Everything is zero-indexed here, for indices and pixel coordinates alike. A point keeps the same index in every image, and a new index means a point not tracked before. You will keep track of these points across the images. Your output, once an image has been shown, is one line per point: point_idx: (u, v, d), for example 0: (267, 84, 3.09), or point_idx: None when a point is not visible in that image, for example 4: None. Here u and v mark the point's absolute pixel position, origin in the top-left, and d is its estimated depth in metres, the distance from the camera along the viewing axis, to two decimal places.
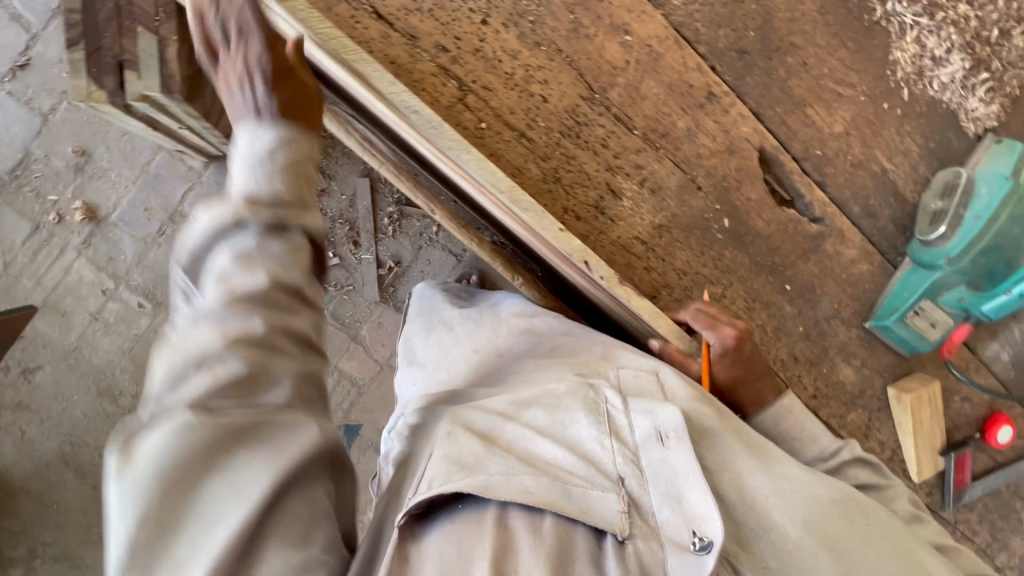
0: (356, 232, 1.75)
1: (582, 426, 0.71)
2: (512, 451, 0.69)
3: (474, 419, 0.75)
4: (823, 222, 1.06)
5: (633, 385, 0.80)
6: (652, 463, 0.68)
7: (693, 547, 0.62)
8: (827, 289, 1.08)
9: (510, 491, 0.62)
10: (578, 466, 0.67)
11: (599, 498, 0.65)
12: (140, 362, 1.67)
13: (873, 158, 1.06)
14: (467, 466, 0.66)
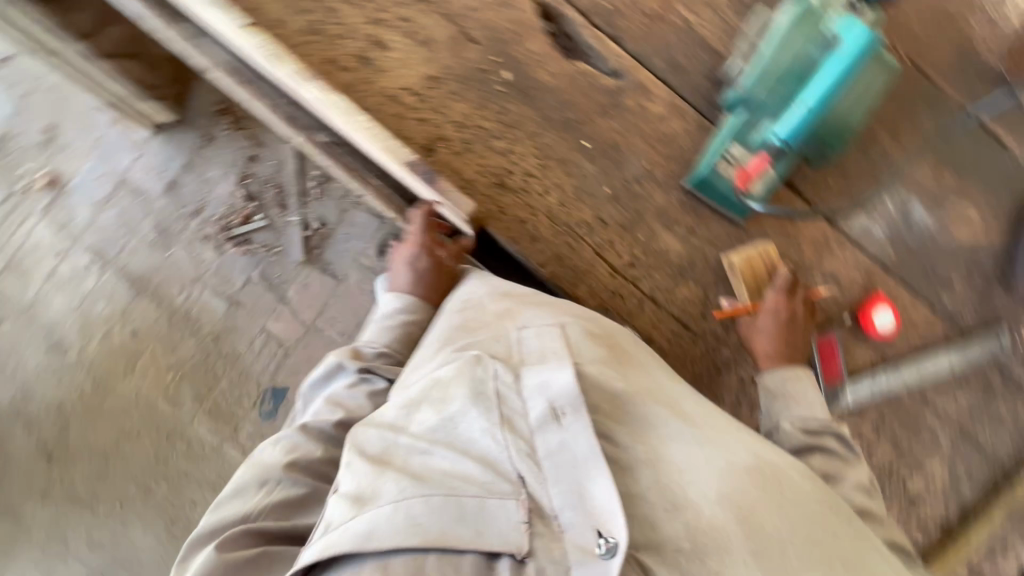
0: (284, 194, 2.06)
1: (473, 421, 0.64)
2: (405, 472, 0.62)
3: (368, 440, 0.66)
4: (621, 76, 1.01)
5: (535, 347, 0.74)
6: (549, 448, 0.61)
7: (600, 549, 0.54)
8: (634, 148, 1.01)
9: (399, 531, 0.56)
10: (474, 469, 0.61)
11: (499, 509, 0.58)
12: (86, 318, 2.06)
13: (672, 10, 1.01)
14: (363, 499, 0.60)
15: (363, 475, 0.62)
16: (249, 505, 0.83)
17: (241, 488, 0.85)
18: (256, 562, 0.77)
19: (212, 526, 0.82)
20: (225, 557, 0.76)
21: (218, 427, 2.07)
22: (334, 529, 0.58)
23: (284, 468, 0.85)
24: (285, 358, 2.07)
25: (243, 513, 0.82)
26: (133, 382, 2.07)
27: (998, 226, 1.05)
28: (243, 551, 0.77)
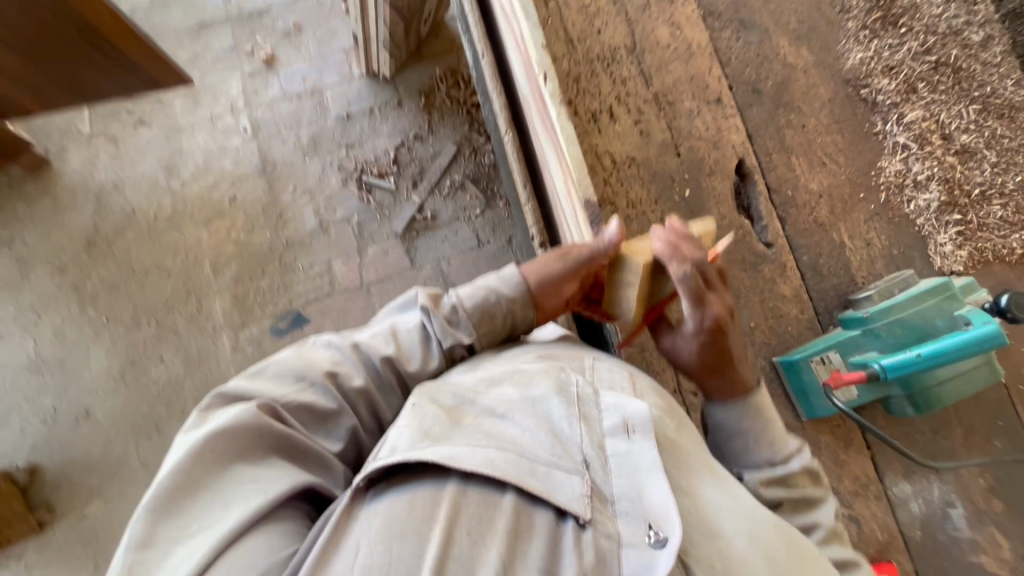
0: (422, 176, 2.26)
1: (552, 407, 0.64)
2: (477, 425, 0.62)
3: (441, 391, 0.66)
4: (771, 248, 1.15)
5: (603, 380, 0.70)
6: (616, 452, 0.61)
7: (648, 540, 0.54)
8: (749, 305, 1.12)
9: (478, 461, 0.57)
10: (544, 444, 0.60)
11: (567, 480, 0.58)
12: (208, 163, 2.26)
13: (836, 228, 1.17)
14: (433, 436, 0.59)
15: (436, 416, 0.61)
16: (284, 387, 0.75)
17: (280, 371, 0.76)
18: (284, 450, 0.71)
19: (240, 394, 0.73)
20: (263, 421, 0.68)
21: (233, 313, 2.14)
22: (402, 451, 0.57)
23: (327, 372, 0.77)
24: (326, 296, 2.16)
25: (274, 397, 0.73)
26: (199, 234, 2.20)
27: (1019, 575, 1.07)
28: (277, 428, 0.70)
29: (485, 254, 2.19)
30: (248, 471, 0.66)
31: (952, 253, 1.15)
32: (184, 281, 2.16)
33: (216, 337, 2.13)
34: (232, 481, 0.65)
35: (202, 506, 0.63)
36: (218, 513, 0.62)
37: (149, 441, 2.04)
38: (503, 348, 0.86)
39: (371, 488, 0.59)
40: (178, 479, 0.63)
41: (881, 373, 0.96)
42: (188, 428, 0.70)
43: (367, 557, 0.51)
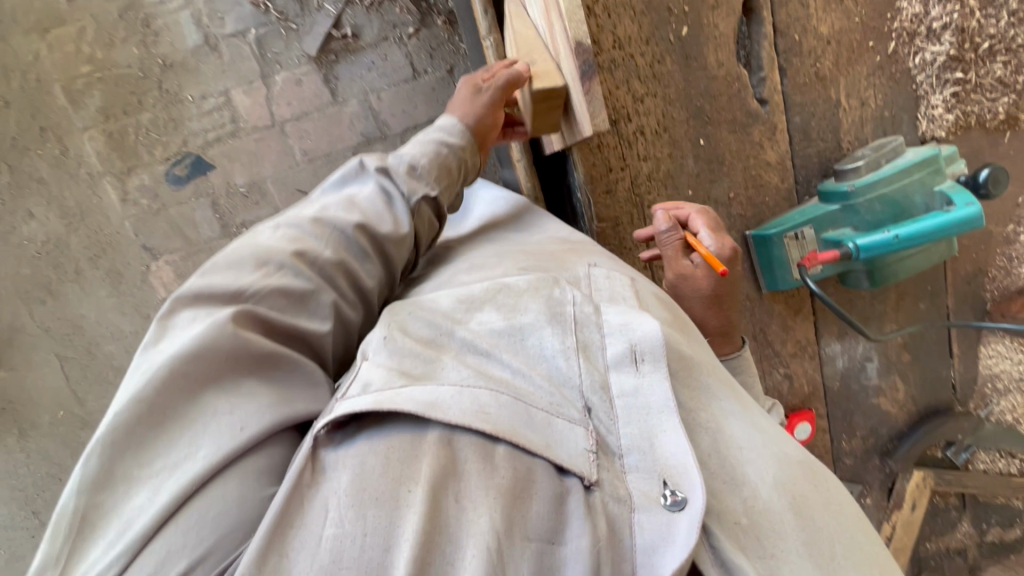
0: None
1: (544, 338, 0.57)
2: (458, 362, 0.55)
3: (413, 323, 0.59)
4: (764, 106, 1.01)
5: (599, 295, 0.65)
6: (624, 391, 0.54)
7: (664, 501, 0.48)
8: (732, 174, 1.02)
9: (463, 413, 0.49)
10: (539, 388, 0.53)
11: (566, 431, 0.51)
12: None
13: (835, 84, 1.03)
14: (410, 375, 0.52)
15: (414, 353, 0.54)
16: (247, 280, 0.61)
17: (239, 263, 0.63)
18: (261, 365, 0.56)
19: (201, 294, 0.59)
20: (239, 333, 0.55)
21: (111, 156, 1.75)
22: (374, 393, 0.49)
23: (294, 253, 0.65)
24: (229, 137, 1.79)
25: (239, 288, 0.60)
26: (35, 47, 1.66)
27: (903, 410, 1.26)
28: (252, 336, 0.56)
29: (423, 89, 1.83)
30: (223, 396, 0.52)
31: (939, 117, 1.08)
32: (32, 112, 1.69)
33: (95, 186, 1.76)
34: (197, 407, 0.51)
35: (164, 440, 0.50)
36: (185, 449, 0.49)
37: (46, 306, 1.82)
38: (484, 262, 0.73)
39: (341, 434, 0.49)
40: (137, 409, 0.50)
41: (854, 252, 0.94)
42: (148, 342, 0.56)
43: (338, 523, 0.43)
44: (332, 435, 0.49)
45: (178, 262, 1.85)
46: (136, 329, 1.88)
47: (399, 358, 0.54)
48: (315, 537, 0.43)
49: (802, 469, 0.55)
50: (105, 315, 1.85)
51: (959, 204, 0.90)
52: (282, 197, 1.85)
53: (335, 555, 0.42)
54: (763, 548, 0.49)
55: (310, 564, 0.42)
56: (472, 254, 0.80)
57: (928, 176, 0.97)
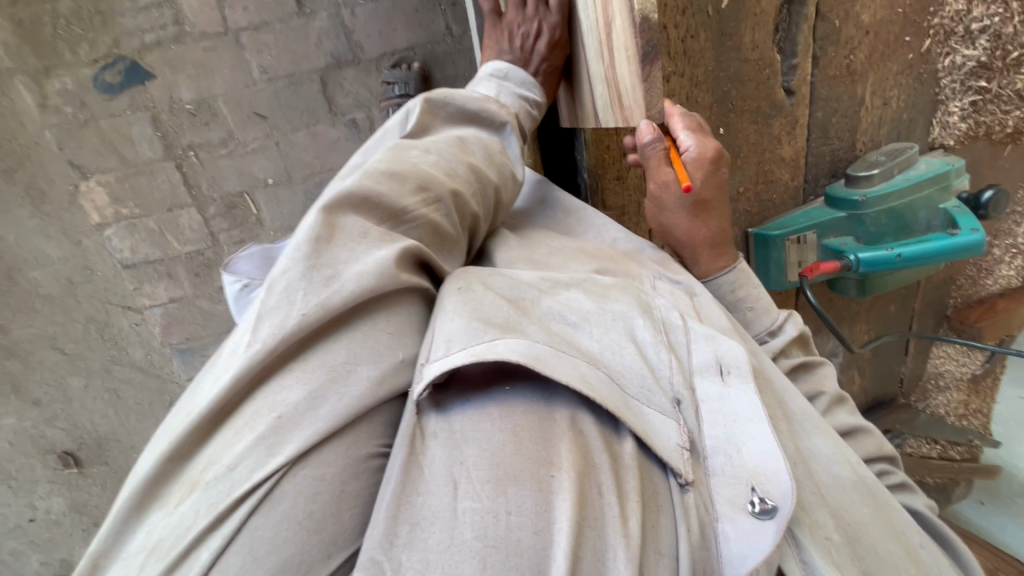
0: None
1: (637, 327, 0.54)
2: (547, 332, 0.50)
3: (496, 282, 0.54)
4: (790, 98, 0.94)
5: (669, 300, 0.62)
6: (708, 401, 0.51)
7: (751, 508, 0.45)
8: (745, 166, 0.97)
9: (571, 378, 0.45)
10: (636, 372, 0.50)
11: (662, 423, 0.48)
12: None
13: (864, 79, 0.97)
14: (501, 326, 0.48)
15: (499, 308, 0.50)
16: (406, 195, 0.56)
17: (398, 174, 0.57)
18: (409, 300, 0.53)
19: (368, 198, 0.53)
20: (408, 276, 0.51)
21: (23, 51, 1.46)
22: (461, 348, 0.45)
23: (451, 191, 0.60)
24: (171, 43, 1.53)
25: (400, 205, 0.55)
26: None
27: (854, 400, 1.34)
28: (413, 282, 0.53)
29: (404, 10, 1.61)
30: (373, 322, 0.48)
31: (952, 124, 1.06)
32: None
33: (5, 84, 1.48)
34: (361, 324, 0.47)
35: (333, 348, 0.46)
36: (341, 368, 0.45)
37: None
38: (545, 257, 0.69)
39: (437, 403, 0.46)
40: (322, 314, 0.45)
41: (853, 263, 0.93)
42: (313, 232, 0.48)
43: (472, 497, 0.39)
44: (431, 401, 0.46)
45: (113, 183, 1.63)
46: (66, 254, 1.70)
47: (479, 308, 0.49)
48: (447, 507, 0.38)
49: (861, 490, 0.53)
50: (29, 237, 1.66)
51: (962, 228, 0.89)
52: (236, 120, 1.64)
53: (476, 530, 0.37)
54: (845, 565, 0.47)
55: (433, 545, 0.37)
56: (528, 241, 0.74)
57: (937, 192, 0.95)
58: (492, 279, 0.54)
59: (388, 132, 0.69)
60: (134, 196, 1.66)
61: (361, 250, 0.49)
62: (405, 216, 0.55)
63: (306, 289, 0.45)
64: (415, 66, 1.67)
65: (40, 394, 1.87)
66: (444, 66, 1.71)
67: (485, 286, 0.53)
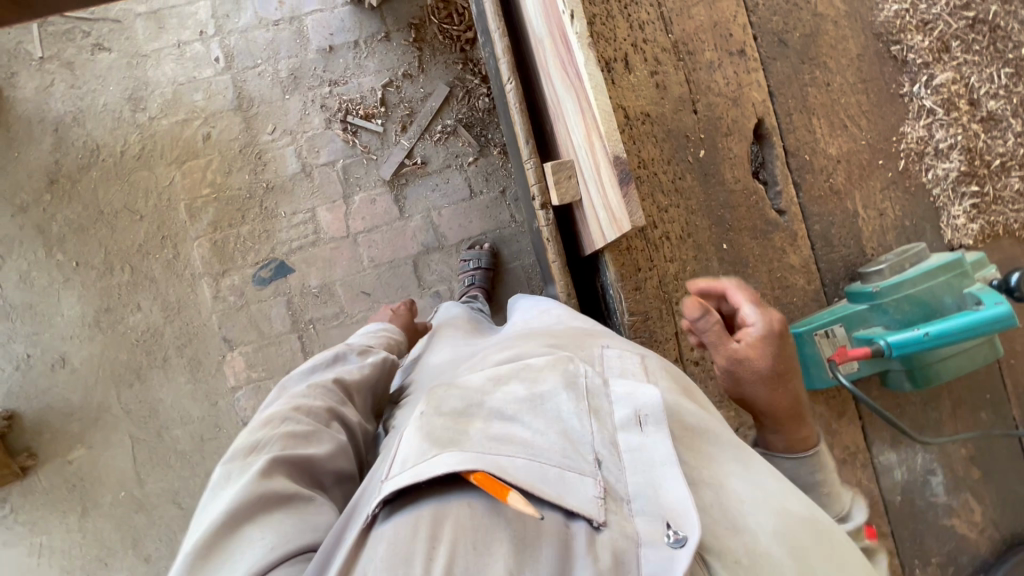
0: (411, 120, 2.11)
1: (560, 403, 0.76)
2: (484, 430, 0.70)
3: (448, 398, 0.76)
4: (784, 216, 1.11)
5: (615, 367, 0.85)
6: (630, 447, 0.72)
7: (668, 539, 0.63)
8: (757, 274, 1.09)
9: (486, 464, 0.64)
10: (557, 442, 0.71)
11: (579, 483, 0.67)
12: (177, 96, 2.07)
13: (850, 196, 1.12)
14: (442, 441, 0.68)
15: (443, 424, 0.71)
16: (266, 434, 0.88)
17: (265, 422, 0.92)
18: (283, 500, 0.77)
19: (236, 454, 0.85)
20: (262, 483, 0.77)
21: (212, 261, 2.05)
22: (411, 465, 0.66)
23: (290, 409, 0.95)
24: (309, 246, 2.07)
25: (256, 441, 0.87)
26: (171, 174, 2.05)
27: (986, 537, 1.12)
28: (278, 480, 0.79)
29: (477, 208, 2.13)
30: (255, 529, 0.72)
31: (963, 226, 1.13)
32: (156, 225, 2.04)
33: (195, 284, 2.04)
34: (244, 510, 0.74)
35: (219, 559, 0.69)
36: (230, 568, 0.68)
37: (132, 389, 2.02)
38: (520, 347, 0.95)
39: (382, 511, 0.66)
40: (198, 545, 0.71)
41: (887, 349, 0.95)
42: (212, 486, 0.82)
43: None
44: (379, 512, 0.66)
45: (251, 352, 2.04)
46: (204, 414, 2.03)
47: (430, 426, 0.70)
48: None
49: (802, 522, 0.68)
50: (179, 400, 2.03)
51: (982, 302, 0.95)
52: (347, 298, 2.06)
53: None
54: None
55: None
56: (511, 343, 1.01)
57: (957, 279, 0.98)
58: (445, 400, 0.75)
59: (281, 389, 1.09)
60: (264, 361, 2.05)
61: (223, 495, 0.78)
62: (258, 447, 0.86)
63: (207, 513, 0.77)
64: (485, 246, 2.10)
65: (151, 550, 1.97)
66: (508, 244, 2.13)
67: (436, 406, 0.74)
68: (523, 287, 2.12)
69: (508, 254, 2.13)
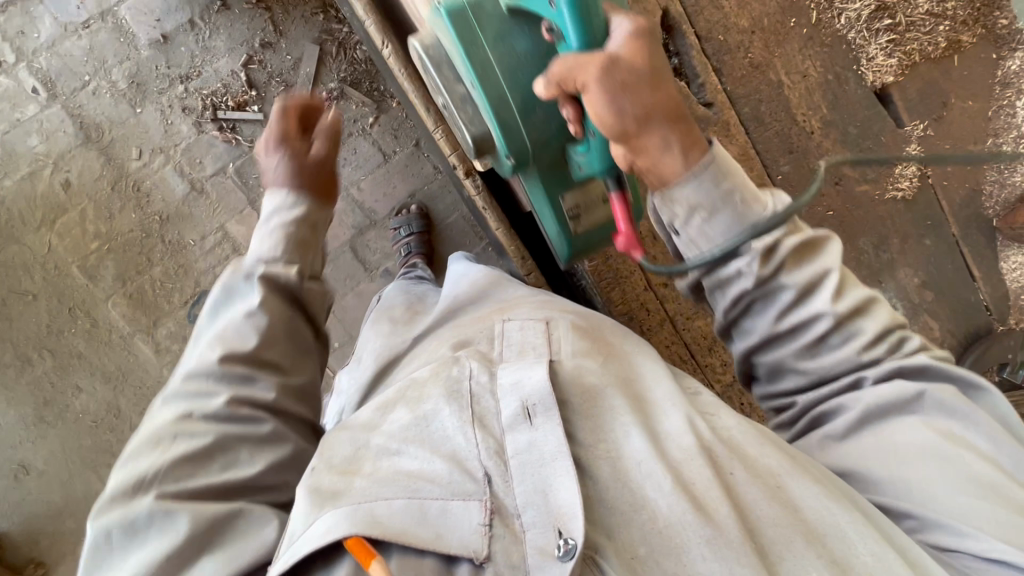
0: (290, 94, 1.88)
1: (443, 418, 0.67)
2: (370, 477, 0.63)
3: (340, 446, 0.69)
4: (712, 108, 1.09)
5: (515, 342, 0.78)
6: (518, 449, 0.62)
7: (558, 552, 0.55)
8: None
9: (357, 523, 0.57)
10: (441, 470, 0.62)
11: (461, 512, 0.58)
12: (8, 147, 1.77)
13: (772, 66, 1.10)
14: (330, 496, 0.61)
15: (332, 478, 0.64)
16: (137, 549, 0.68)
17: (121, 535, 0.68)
18: None
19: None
20: None
21: (136, 315, 1.85)
22: (294, 541, 0.59)
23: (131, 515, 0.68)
24: (235, 266, 1.89)
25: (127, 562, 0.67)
26: (46, 239, 1.80)
27: (947, 347, 1.22)
28: None
29: (399, 171, 1.97)
30: None
31: (882, 64, 1.12)
32: (55, 299, 1.82)
33: (130, 345, 1.86)
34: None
35: None
36: None
37: (112, 469, 1.88)
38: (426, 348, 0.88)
39: None
40: None
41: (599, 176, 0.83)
42: None
43: None
44: None
45: None
46: None
47: (319, 479, 0.64)
48: None
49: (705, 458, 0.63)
50: None
51: (548, 7, 0.74)
52: None
53: None
54: (698, 546, 0.57)
55: None
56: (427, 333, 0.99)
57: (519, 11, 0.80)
58: (339, 447, 0.69)
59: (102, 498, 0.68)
60: None
61: None
62: (145, 481, 0.69)
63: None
64: (413, 206, 1.96)
65: None
66: (440, 198, 2.00)
67: (339, 462, 0.67)
68: (470, 238, 2.01)
69: (443, 208, 2.00)
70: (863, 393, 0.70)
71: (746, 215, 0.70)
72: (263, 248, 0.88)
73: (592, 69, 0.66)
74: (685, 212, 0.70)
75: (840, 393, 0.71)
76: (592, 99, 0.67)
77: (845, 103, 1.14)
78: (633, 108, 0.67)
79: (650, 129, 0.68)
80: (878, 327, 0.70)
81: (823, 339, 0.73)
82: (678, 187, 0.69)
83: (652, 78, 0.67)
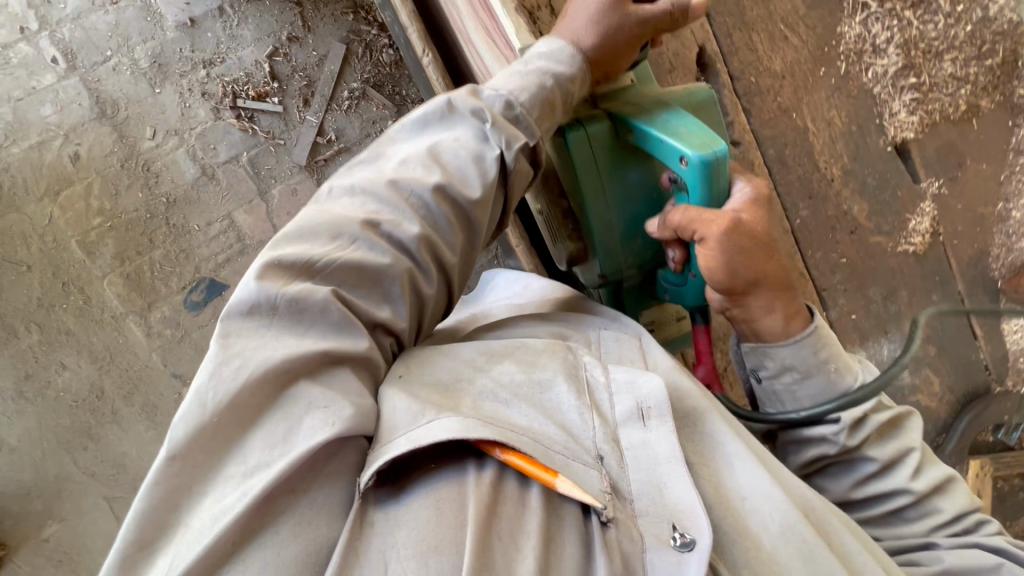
0: (311, 90, 1.88)
1: (560, 391, 0.59)
2: (477, 411, 0.55)
3: (437, 368, 0.60)
4: (738, 146, 1.08)
5: (612, 352, 0.71)
6: (633, 443, 0.57)
7: (674, 542, 0.51)
8: None
9: (489, 444, 0.51)
10: (556, 433, 0.55)
11: (584, 476, 0.53)
12: (20, 115, 1.75)
13: (799, 111, 1.11)
14: (441, 413, 0.53)
15: (430, 397, 0.56)
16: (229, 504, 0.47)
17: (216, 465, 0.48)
18: None
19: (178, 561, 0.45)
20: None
21: (130, 296, 1.81)
22: (397, 453, 0.51)
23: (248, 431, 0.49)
24: (237, 255, 1.86)
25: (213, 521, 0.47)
26: (47, 210, 1.77)
27: (948, 402, 1.23)
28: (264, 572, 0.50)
29: None
30: None
31: (905, 120, 1.15)
32: (50, 272, 1.78)
33: (121, 326, 1.81)
34: (296, 401, 0.50)
35: None
36: None
37: (88, 452, 1.83)
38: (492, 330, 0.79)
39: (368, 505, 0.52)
40: None
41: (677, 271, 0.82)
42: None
43: None
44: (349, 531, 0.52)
45: None
46: None
47: (418, 397, 0.55)
48: None
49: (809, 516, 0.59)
50: (146, 449, 1.84)
51: (678, 159, 0.70)
52: None
53: None
54: None
55: None
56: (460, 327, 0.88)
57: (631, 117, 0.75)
58: (438, 371, 0.60)
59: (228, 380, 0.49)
60: None
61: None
62: (313, 268, 0.56)
63: (215, 389, 0.48)
64: None
65: None
66: None
67: (441, 382, 0.59)
68: None
69: None
70: (846, 448, 0.74)
71: (817, 366, 0.75)
72: (511, 85, 0.68)
73: (716, 227, 0.69)
74: (779, 370, 0.77)
75: (873, 493, 0.74)
76: (708, 254, 0.70)
77: (867, 153, 1.15)
78: (750, 275, 0.71)
79: (757, 293, 0.73)
80: (942, 503, 0.73)
81: (871, 467, 0.75)
82: (777, 352, 0.76)
83: (768, 242, 0.72)
